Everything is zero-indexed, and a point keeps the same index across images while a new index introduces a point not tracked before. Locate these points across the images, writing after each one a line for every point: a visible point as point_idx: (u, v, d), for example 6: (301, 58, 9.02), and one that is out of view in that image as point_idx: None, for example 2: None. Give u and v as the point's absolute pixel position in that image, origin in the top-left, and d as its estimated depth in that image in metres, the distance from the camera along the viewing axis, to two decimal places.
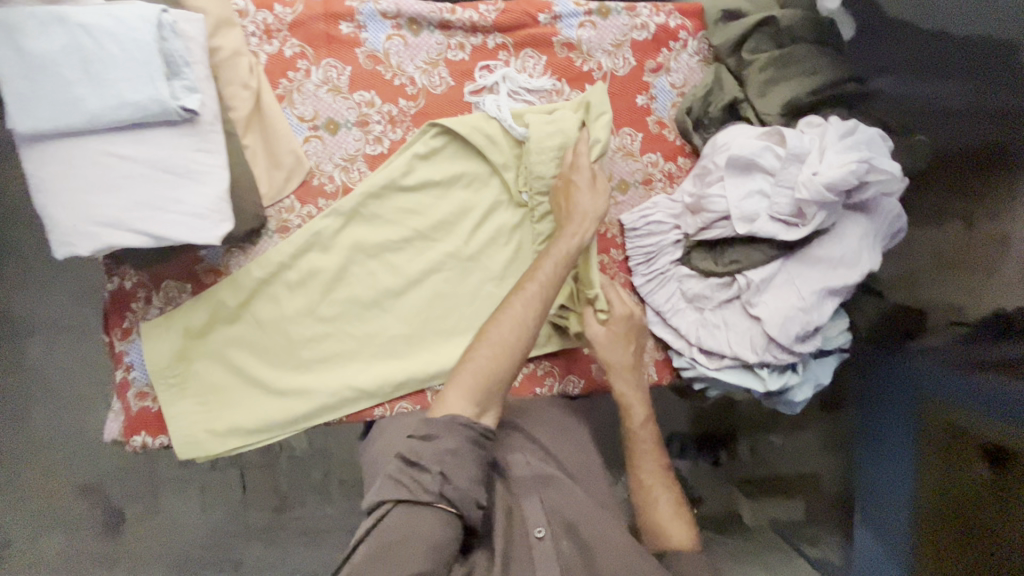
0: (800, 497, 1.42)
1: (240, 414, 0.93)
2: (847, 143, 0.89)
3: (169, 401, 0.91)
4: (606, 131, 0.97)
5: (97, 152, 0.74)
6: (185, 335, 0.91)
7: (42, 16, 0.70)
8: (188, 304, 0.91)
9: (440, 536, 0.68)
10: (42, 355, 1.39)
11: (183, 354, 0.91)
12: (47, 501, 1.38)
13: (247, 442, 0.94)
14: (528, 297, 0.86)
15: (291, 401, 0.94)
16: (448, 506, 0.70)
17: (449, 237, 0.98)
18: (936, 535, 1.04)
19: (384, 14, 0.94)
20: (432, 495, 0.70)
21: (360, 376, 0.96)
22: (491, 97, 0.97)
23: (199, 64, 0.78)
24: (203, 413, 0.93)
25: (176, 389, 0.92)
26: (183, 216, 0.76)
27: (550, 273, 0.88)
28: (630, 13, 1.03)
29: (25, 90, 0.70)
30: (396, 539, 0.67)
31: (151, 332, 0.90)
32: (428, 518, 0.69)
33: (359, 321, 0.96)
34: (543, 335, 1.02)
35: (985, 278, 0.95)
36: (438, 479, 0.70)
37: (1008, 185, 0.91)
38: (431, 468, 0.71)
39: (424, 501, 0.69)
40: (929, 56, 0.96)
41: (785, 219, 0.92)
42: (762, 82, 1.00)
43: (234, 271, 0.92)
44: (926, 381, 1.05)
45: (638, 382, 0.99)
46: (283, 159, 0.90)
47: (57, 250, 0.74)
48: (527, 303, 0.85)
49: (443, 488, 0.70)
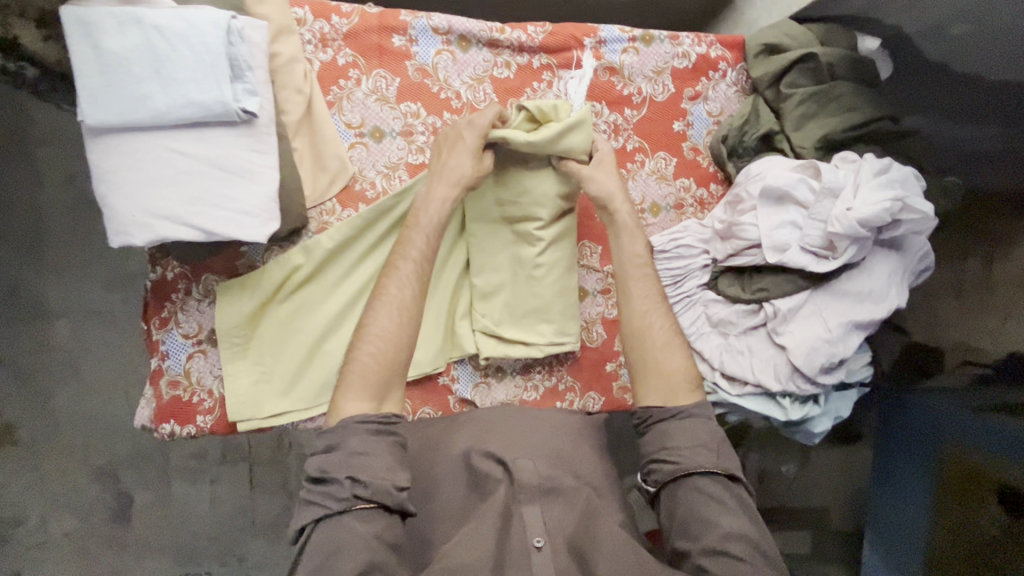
0: (807, 528, 1.37)
1: (296, 383, 0.95)
2: (881, 181, 0.91)
3: (230, 357, 0.93)
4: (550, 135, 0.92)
5: (159, 146, 0.77)
6: (252, 298, 0.92)
7: (120, 16, 0.73)
8: (245, 279, 0.92)
9: (375, 530, 0.74)
10: (68, 338, 1.42)
11: (252, 316, 0.93)
12: (61, 483, 1.41)
13: (279, 417, 0.95)
14: (401, 277, 0.88)
15: (324, 388, 0.95)
16: (367, 504, 0.75)
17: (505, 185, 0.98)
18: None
19: (436, 30, 0.97)
20: (345, 501, 0.75)
21: None
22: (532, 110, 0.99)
23: (260, 68, 0.81)
24: (260, 379, 0.94)
25: (238, 349, 0.93)
26: (235, 214, 0.79)
27: (421, 245, 0.90)
28: (673, 41, 1.06)
29: (98, 84, 0.73)
30: (320, 551, 0.71)
31: (225, 291, 0.92)
32: (351, 520, 0.74)
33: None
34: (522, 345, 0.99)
35: (1002, 321, 0.94)
36: (347, 484, 0.75)
37: (1013, 227, 0.91)
38: (339, 477, 0.76)
39: (340, 508, 0.74)
40: (961, 102, 0.95)
41: (816, 251, 0.94)
42: (799, 116, 1.02)
43: (281, 257, 0.94)
44: (944, 418, 1.04)
45: (646, 314, 0.95)
46: (329, 163, 0.93)
47: (115, 238, 0.77)
48: (401, 284, 0.87)
49: (354, 490, 0.75)
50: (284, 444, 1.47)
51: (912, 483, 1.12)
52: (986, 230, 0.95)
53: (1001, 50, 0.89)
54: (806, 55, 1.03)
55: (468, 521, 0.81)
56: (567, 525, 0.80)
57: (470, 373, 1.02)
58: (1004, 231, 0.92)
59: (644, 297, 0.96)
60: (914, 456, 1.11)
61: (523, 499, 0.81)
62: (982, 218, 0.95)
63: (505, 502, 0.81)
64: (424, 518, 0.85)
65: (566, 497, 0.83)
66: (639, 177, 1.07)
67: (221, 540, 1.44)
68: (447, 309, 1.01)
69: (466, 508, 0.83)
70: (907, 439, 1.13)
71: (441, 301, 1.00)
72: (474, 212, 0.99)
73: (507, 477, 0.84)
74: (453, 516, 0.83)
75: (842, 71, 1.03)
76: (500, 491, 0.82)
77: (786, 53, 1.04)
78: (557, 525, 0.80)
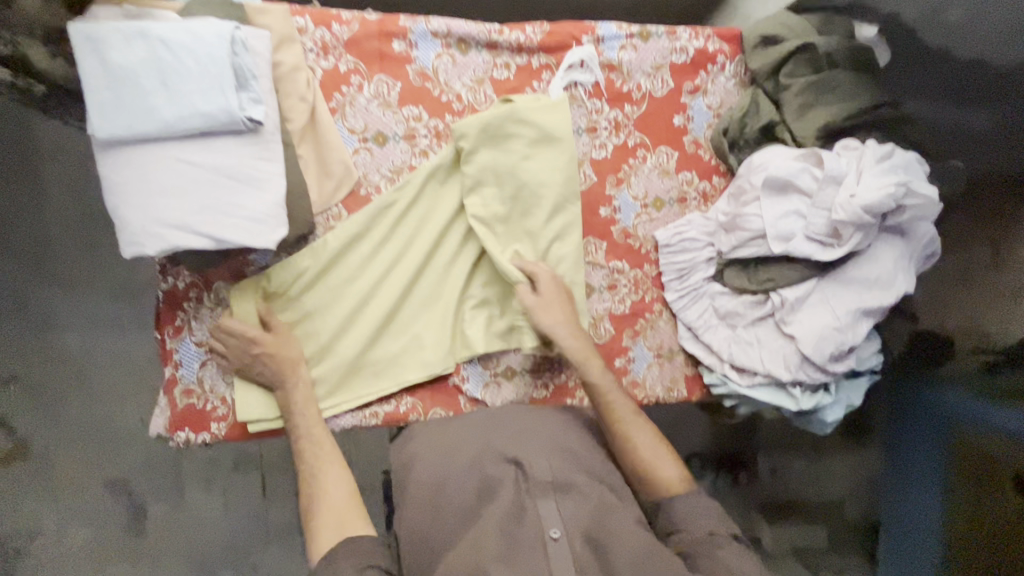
0: (822, 522, 1.39)
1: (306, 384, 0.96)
2: (884, 167, 0.90)
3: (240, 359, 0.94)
4: (545, 116, 0.98)
5: (167, 157, 0.78)
6: (268, 298, 0.94)
7: (126, 30, 0.75)
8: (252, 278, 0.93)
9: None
10: (82, 350, 1.44)
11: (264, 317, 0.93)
12: (76, 496, 1.42)
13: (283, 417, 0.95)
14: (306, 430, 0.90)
15: (340, 390, 0.97)
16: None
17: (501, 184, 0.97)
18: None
19: (435, 34, 0.98)
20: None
21: (408, 374, 0.98)
22: (529, 96, 0.99)
23: (265, 77, 0.83)
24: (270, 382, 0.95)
25: None
26: (245, 221, 0.80)
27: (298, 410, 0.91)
28: (671, 37, 1.07)
29: (108, 98, 0.74)
30: None
31: (240, 292, 0.92)
32: None
33: (425, 306, 1.00)
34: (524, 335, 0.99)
35: (1012, 305, 0.94)
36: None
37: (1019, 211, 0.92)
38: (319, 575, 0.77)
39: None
40: (969, 85, 0.96)
41: (820, 239, 0.94)
42: (799, 105, 1.02)
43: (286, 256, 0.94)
44: (957, 407, 1.04)
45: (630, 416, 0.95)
46: (334, 168, 0.94)
47: (126, 249, 0.77)
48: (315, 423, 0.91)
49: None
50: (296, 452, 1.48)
51: (924, 476, 1.10)
52: (997, 214, 0.95)
53: (1009, 33, 0.90)
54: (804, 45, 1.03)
55: (475, 524, 0.81)
56: (583, 518, 0.80)
57: (480, 373, 1.03)
58: (1013, 214, 0.93)
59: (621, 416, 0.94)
60: (927, 448, 1.10)
61: (537, 493, 0.83)
62: (989, 202, 0.96)
63: (517, 498, 0.83)
64: (429, 520, 0.86)
65: (579, 492, 0.84)
66: (641, 172, 1.07)
67: (237, 547, 1.45)
68: (454, 311, 1.00)
69: (474, 509, 0.85)
70: (919, 431, 1.12)
71: (452, 301, 1.00)
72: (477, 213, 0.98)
73: (520, 475, 0.86)
74: (460, 515, 0.85)
75: (841, 60, 1.03)
76: (512, 488, 0.84)
77: (783, 44, 1.04)
78: (572, 518, 0.80)
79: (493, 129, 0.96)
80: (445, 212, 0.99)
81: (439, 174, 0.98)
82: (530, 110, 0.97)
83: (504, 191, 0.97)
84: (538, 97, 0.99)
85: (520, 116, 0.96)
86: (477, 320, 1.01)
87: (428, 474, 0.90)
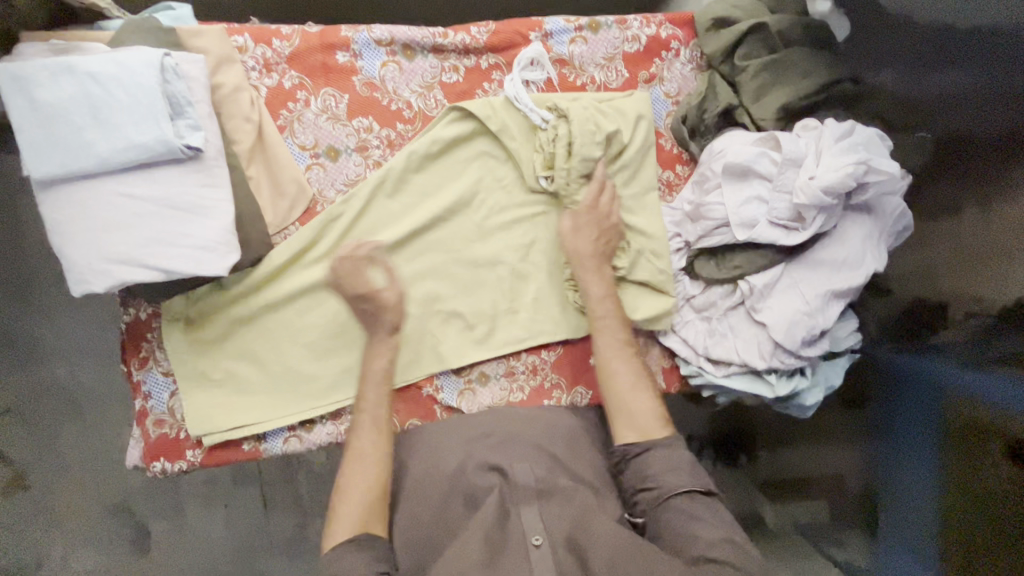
0: (822, 497, 1.32)
1: (264, 398, 0.96)
2: (843, 145, 0.89)
3: (188, 389, 0.93)
4: (507, 112, 0.99)
5: (107, 193, 0.77)
6: (212, 326, 0.94)
7: (53, 66, 0.73)
8: (177, 300, 0.93)
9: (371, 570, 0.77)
10: (69, 379, 1.44)
11: (203, 341, 0.94)
12: (80, 521, 1.43)
13: (218, 428, 0.94)
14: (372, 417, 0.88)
15: (295, 405, 0.96)
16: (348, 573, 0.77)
17: (454, 190, 0.99)
18: (972, 562, 0.97)
19: (379, 42, 0.97)
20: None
21: None
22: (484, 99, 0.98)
23: (201, 102, 0.82)
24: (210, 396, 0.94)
25: (195, 377, 0.94)
26: (194, 250, 0.79)
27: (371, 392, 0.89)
28: (621, 26, 1.04)
29: (39, 138, 0.73)
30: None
31: (176, 317, 0.93)
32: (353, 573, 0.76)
33: None
34: (493, 338, 1.01)
35: (1003, 269, 0.91)
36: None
37: (1000, 173, 0.90)
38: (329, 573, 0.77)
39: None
40: (937, 50, 0.94)
41: (784, 223, 0.92)
42: (756, 87, 1.00)
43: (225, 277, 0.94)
44: (944, 375, 1.01)
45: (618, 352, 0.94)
46: (287, 188, 0.93)
47: (75, 288, 0.77)
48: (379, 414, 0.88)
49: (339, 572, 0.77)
50: (293, 463, 1.48)
51: (913, 447, 1.08)
52: (980, 177, 0.93)
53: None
54: (755, 26, 1.01)
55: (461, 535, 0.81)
56: (565, 523, 0.80)
57: (453, 381, 1.02)
58: (997, 176, 0.91)
59: (610, 351, 0.93)
60: (915, 418, 1.07)
61: (520, 501, 0.82)
62: (975, 166, 0.93)
63: (502, 505, 0.82)
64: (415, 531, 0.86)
65: (563, 495, 0.83)
66: None
67: (242, 561, 1.46)
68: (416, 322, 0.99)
69: (459, 521, 0.84)
70: (907, 402, 1.08)
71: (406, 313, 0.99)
72: (422, 220, 0.97)
73: (503, 483, 0.85)
74: (451, 531, 0.84)
75: (796, 39, 1.02)
76: (497, 496, 0.83)
77: (735, 25, 1.02)
78: (556, 524, 0.80)
79: (442, 138, 0.97)
80: (394, 219, 0.98)
81: (386, 185, 0.97)
82: (481, 118, 0.98)
83: (457, 200, 0.99)
84: (488, 100, 0.98)
85: (602, 106, 1.00)
86: (443, 328, 1.00)
87: (414, 485, 0.89)
